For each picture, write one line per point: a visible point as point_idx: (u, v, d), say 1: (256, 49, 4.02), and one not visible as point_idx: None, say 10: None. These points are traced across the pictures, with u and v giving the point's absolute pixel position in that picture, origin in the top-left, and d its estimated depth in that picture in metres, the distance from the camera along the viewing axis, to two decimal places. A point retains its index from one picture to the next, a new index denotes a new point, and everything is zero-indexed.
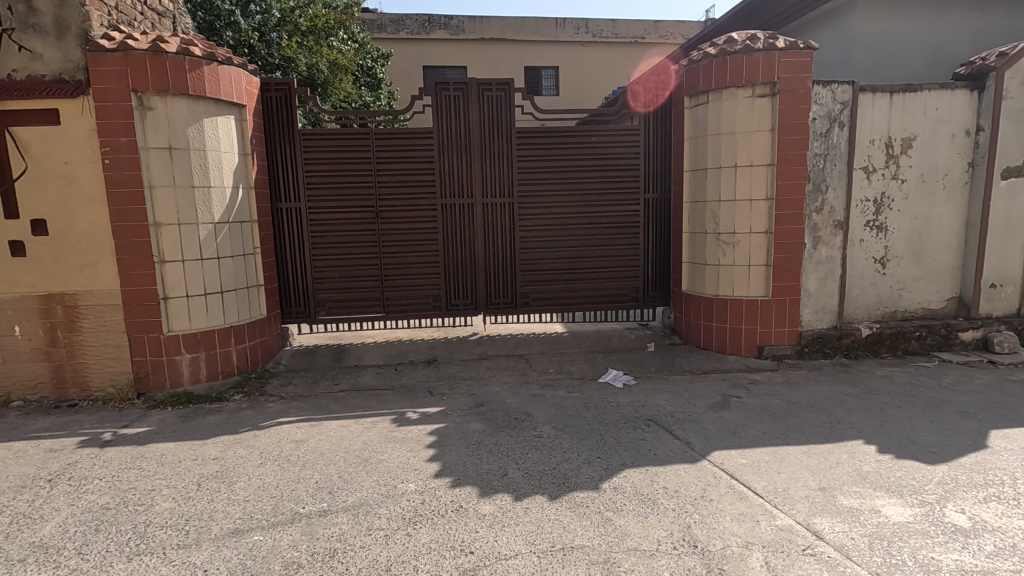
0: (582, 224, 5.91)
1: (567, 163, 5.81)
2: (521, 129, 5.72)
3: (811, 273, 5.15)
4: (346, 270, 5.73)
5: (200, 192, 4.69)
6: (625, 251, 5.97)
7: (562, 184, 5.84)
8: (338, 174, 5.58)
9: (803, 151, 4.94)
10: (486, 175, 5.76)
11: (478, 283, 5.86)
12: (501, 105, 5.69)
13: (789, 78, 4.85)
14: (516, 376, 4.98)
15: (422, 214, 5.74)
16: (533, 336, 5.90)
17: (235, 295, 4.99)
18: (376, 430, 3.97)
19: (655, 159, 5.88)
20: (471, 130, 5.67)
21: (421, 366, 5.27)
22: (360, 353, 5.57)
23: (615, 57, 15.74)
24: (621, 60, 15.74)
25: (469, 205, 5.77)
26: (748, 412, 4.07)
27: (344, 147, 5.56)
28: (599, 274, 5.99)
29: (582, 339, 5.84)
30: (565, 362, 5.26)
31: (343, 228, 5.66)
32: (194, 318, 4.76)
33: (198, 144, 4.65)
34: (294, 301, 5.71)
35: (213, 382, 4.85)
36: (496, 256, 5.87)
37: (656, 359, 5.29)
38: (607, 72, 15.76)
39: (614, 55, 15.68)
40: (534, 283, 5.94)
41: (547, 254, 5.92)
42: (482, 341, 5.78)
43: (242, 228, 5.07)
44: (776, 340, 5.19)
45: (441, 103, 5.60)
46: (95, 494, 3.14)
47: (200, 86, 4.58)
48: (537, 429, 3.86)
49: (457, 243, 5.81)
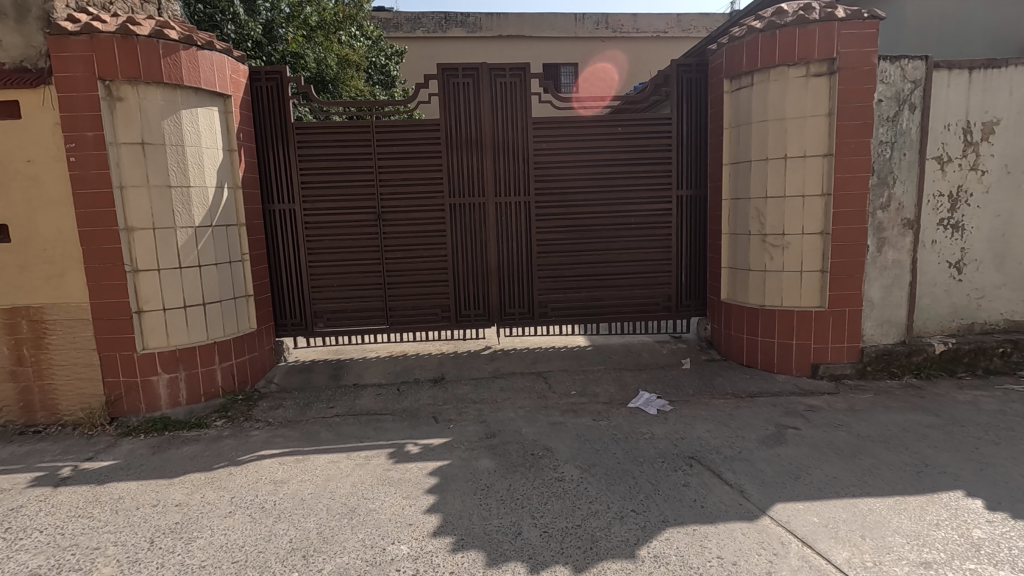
0: (606, 225, 5.28)
1: (591, 157, 5.19)
2: (539, 119, 5.12)
3: (874, 280, 4.45)
4: (346, 278, 5.19)
5: (178, 192, 4.20)
6: (655, 256, 5.33)
7: (584, 181, 5.22)
8: (336, 172, 5.05)
9: (865, 138, 4.24)
10: (499, 171, 5.17)
11: (491, 293, 5.28)
12: (516, 94, 5.10)
13: (850, 54, 4.17)
14: (534, 399, 4.37)
15: (429, 216, 5.17)
16: (552, 351, 5.28)
17: (219, 307, 4.50)
18: (369, 468, 3.40)
19: (689, 151, 5.22)
20: (483, 122, 5.09)
21: (427, 386, 4.69)
22: (360, 370, 5.02)
23: (636, 53, 15.08)
24: (643, 57, 15.05)
25: (481, 204, 5.19)
26: (810, 450, 3.40)
27: (342, 141, 5.02)
28: (625, 280, 5.35)
29: (608, 354, 5.20)
30: (589, 382, 4.63)
31: (342, 231, 5.12)
32: (172, 334, 4.27)
33: (175, 139, 4.16)
34: (290, 312, 5.20)
35: (194, 405, 4.34)
36: (510, 262, 5.28)
37: (693, 379, 4.63)
38: (628, 69, 15.10)
39: (634, 51, 14.99)
40: (553, 291, 5.34)
41: (568, 259, 5.30)
42: (495, 356, 5.18)
43: (228, 232, 4.57)
44: (833, 358, 4.50)
45: (448, 92, 5.03)
46: (28, 555, 2.62)
47: (176, 74, 4.09)
48: (557, 470, 3.26)
49: (468, 249, 5.23)
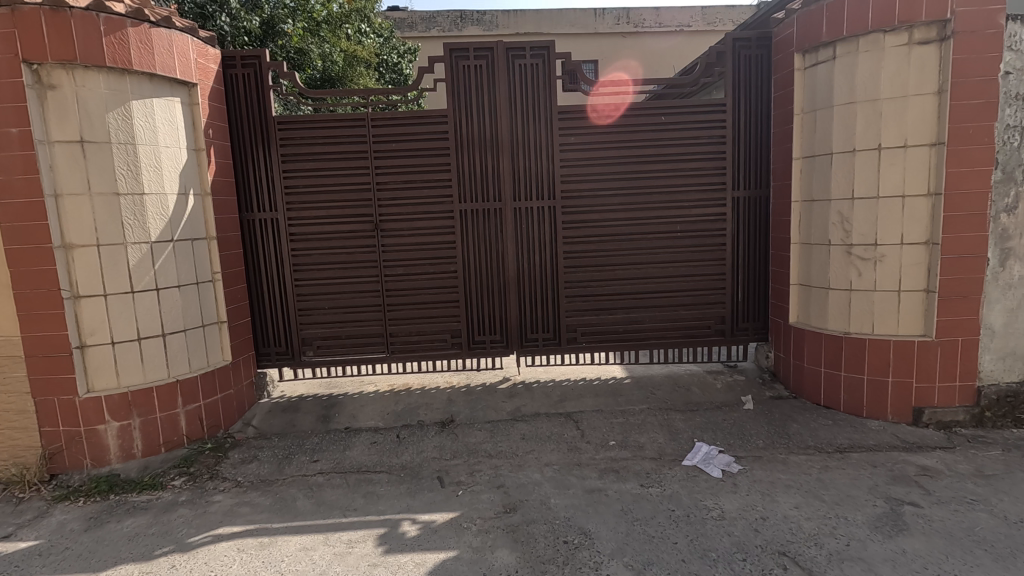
0: (647, 233, 4.41)
1: (629, 152, 4.33)
2: (566, 108, 4.28)
3: (995, 302, 3.51)
4: (338, 299, 4.40)
5: (128, 201, 3.45)
6: (705, 270, 4.45)
7: (620, 181, 4.35)
8: (326, 173, 4.27)
9: (987, 121, 3.32)
10: (518, 171, 4.33)
11: (510, 316, 4.45)
12: (538, 79, 4.27)
13: (970, 13, 3.25)
14: (563, 453, 3.52)
15: (435, 224, 4.36)
16: (583, 386, 4.42)
17: (184, 339, 3.75)
18: (351, 561, 2.58)
19: (747, 143, 4.33)
20: (499, 112, 4.27)
21: (433, 433, 3.87)
22: (355, 410, 4.23)
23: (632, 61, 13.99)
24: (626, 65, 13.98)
25: (497, 210, 4.36)
26: (947, 542, 2.49)
27: (333, 138, 4.25)
28: (670, 299, 4.48)
29: (651, 390, 4.32)
30: (631, 430, 3.76)
31: (333, 244, 4.33)
32: (124, 373, 3.52)
33: (124, 137, 3.42)
34: (273, 340, 4.43)
35: (151, 459, 3.58)
36: (531, 279, 4.45)
37: (760, 426, 3.73)
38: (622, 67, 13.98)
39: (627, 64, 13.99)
40: (583, 313, 4.49)
41: (601, 274, 4.45)
42: (515, 393, 4.34)
43: (194, 248, 3.82)
44: (942, 401, 3.57)
45: (457, 77, 4.23)
46: None
47: (123, 56, 3.34)
48: (601, 571, 2.40)
49: (482, 264, 4.41)
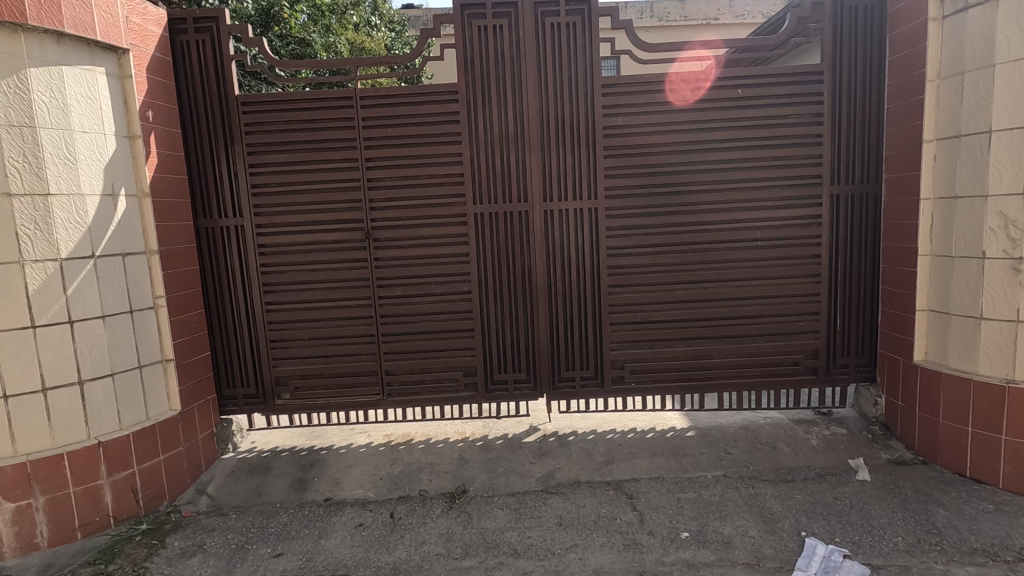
0: (717, 243, 3.41)
1: (695, 134, 3.32)
2: (611, 80, 3.30)
3: None
4: (321, 328, 3.47)
5: (25, 204, 2.55)
6: (793, 289, 3.43)
7: (683, 177, 3.35)
8: (303, 167, 3.34)
9: None
10: (549, 164, 3.36)
11: (539, 348, 3.47)
12: (575, 43, 3.29)
13: None
14: (618, 553, 2.52)
15: (443, 233, 3.39)
16: (633, 442, 3.42)
17: (111, 387, 2.84)
18: None
19: (849, 124, 3.32)
20: (525, 85, 3.29)
21: (438, 512, 2.90)
22: (340, 472, 3.29)
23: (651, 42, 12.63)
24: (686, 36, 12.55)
25: (522, 214, 3.38)
26: None
27: (313, 121, 3.32)
28: (745, 327, 3.47)
29: (724, 449, 3.30)
30: (707, 514, 2.76)
31: (313, 258, 3.40)
32: (23, 436, 2.61)
33: (18, 118, 2.52)
34: (240, 380, 3.51)
35: (61, 550, 2.67)
36: (566, 303, 3.46)
37: (890, 510, 2.69)
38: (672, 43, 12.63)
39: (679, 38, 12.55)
40: (633, 346, 3.49)
41: (656, 296, 3.44)
42: (546, 451, 3.37)
43: (127, 265, 2.91)
44: None
45: (471, 43, 3.28)
46: None
47: (12, 5, 2.44)
48: None
49: (504, 282, 3.43)
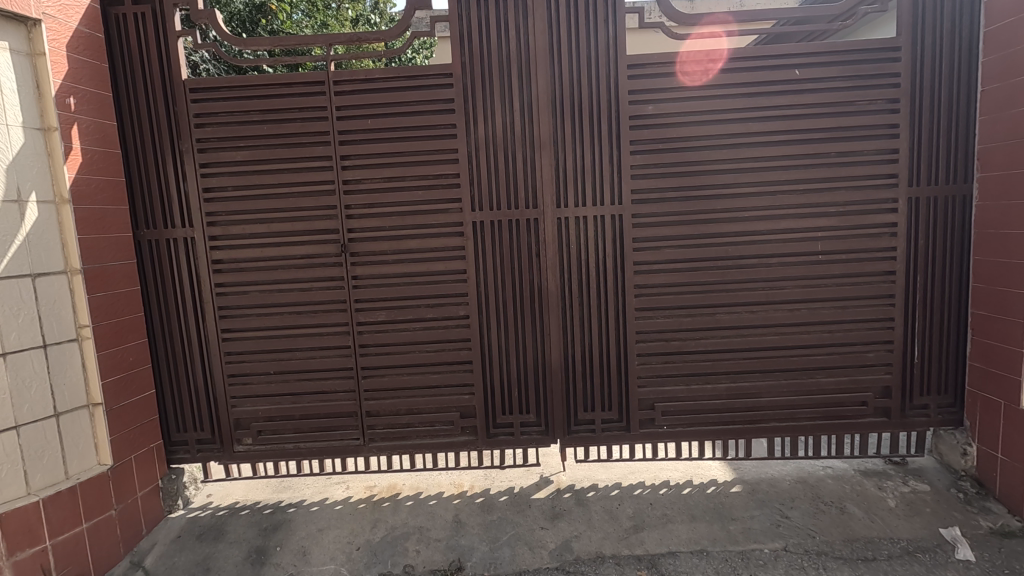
0: (768, 258, 2.80)
1: (742, 125, 2.71)
2: (639, 59, 2.70)
3: None
4: (288, 360, 2.88)
5: None
6: (861, 314, 2.81)
7: (726, 178, 2.75)
8: (266, 167, 2.76)
9: None
10: (563, 162, 2.76)
11: (552, 385, 2.87)
12: (595, 13, 2.69)
13: None
14: None
15: (435, 246, 2.80)
16: (667, 500, 2.81)
17: (15, 444, 2.25)
18: None
19: (932, 112, 2.71)
20: (534, 65, 2.70)
21: None
22: (308, 537, 2.70)
23: None
24: None
25: (531, 222, 2.78)
26: None
27: (277, 111, 2.75)
28: (802, 360, 2.86)
29: (779, 511, 2.68)
30: None
31: (278, 276, 2.82)
32: None
33: None
34: (193, 422, 2.93)
35: None
36: (584, 330, 2.86)
37: None
38: None
39: None
40: (665, 382, 2.88)
41: (694, 321, 2.84)
42: (560, 512, 2.76)
43: (39, 289, 2.33)
44: None
45: (468, 15, 2.70)
46: None
47: None
48: None
49: (508, 306, 2.84)
